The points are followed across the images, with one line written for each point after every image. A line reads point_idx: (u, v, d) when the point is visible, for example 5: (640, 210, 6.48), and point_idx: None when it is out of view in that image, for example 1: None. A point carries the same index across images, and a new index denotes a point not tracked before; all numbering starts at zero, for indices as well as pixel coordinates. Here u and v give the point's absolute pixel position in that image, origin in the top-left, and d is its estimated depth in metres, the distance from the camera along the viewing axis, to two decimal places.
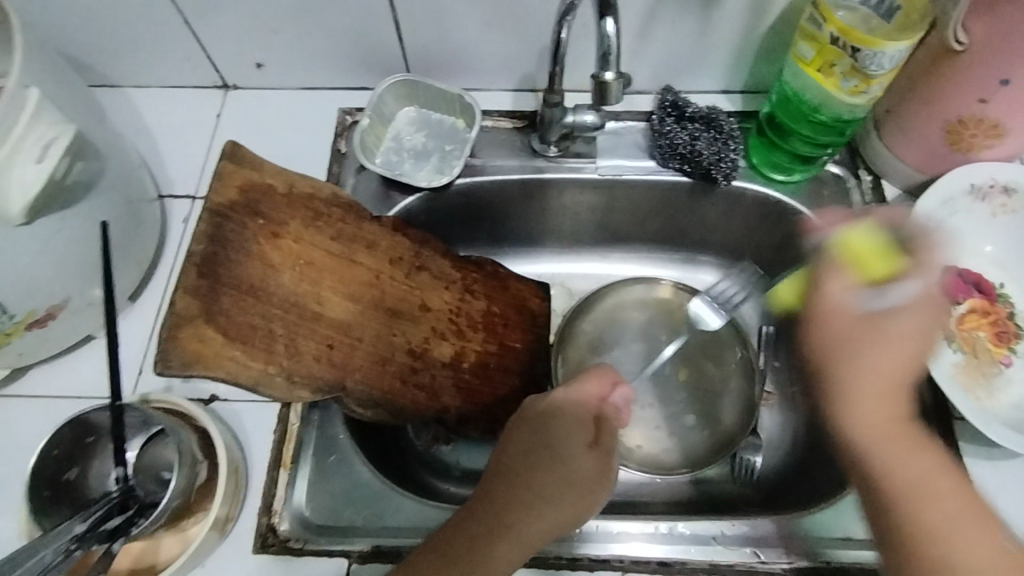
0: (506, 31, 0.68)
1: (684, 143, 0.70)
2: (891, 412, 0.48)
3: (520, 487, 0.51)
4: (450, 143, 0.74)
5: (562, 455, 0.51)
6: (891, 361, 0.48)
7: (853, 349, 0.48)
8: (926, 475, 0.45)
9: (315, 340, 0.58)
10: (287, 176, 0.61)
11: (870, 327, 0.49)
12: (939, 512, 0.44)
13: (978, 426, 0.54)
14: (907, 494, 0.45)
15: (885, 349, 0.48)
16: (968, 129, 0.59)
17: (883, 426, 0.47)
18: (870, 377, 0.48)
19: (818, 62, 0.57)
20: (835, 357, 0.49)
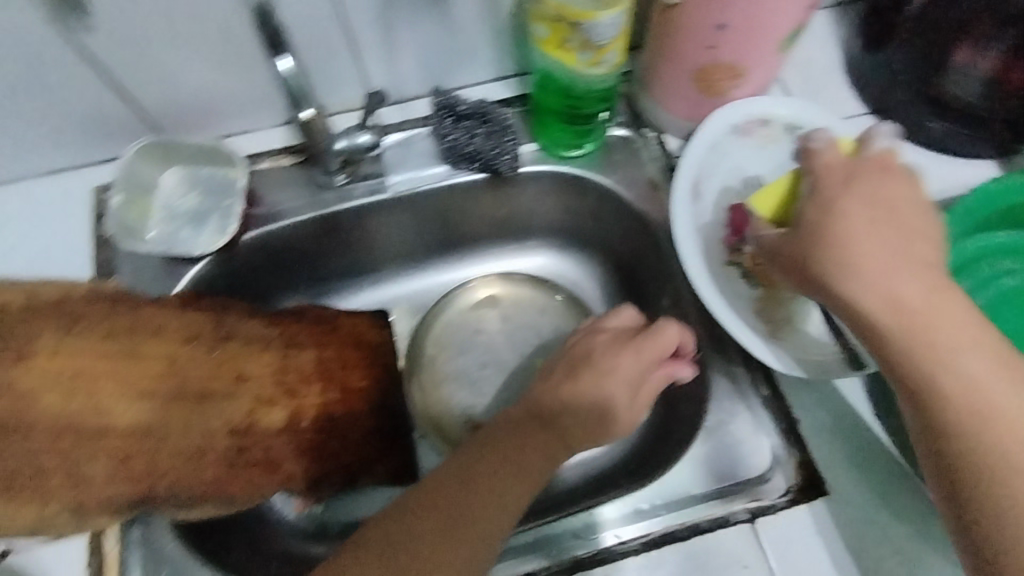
0: (243, 70, 0.63)
1: (464, 142, 0.68)
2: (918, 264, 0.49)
3: (548, 438, 0.55)
4: (226, 198, 0.68)
5: (583, 410, 0.56)
6: (883, 229, 0.50)
7: (888, 223, 0.50)
8: (973, 365, 0.46)
9: (104, 458, 0.54)
10: (25, 288, 0.55)
11: (877, 210, 0.51)
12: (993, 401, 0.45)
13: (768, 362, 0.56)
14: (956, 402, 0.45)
15: (909, 220, 0.52)
16: (712, 75, 0.60)
17: (916, 320, 0.47)
18: (881, 282, 0.48)
19: (555, 40, 0.56)
20: (868, 270, 0.49)
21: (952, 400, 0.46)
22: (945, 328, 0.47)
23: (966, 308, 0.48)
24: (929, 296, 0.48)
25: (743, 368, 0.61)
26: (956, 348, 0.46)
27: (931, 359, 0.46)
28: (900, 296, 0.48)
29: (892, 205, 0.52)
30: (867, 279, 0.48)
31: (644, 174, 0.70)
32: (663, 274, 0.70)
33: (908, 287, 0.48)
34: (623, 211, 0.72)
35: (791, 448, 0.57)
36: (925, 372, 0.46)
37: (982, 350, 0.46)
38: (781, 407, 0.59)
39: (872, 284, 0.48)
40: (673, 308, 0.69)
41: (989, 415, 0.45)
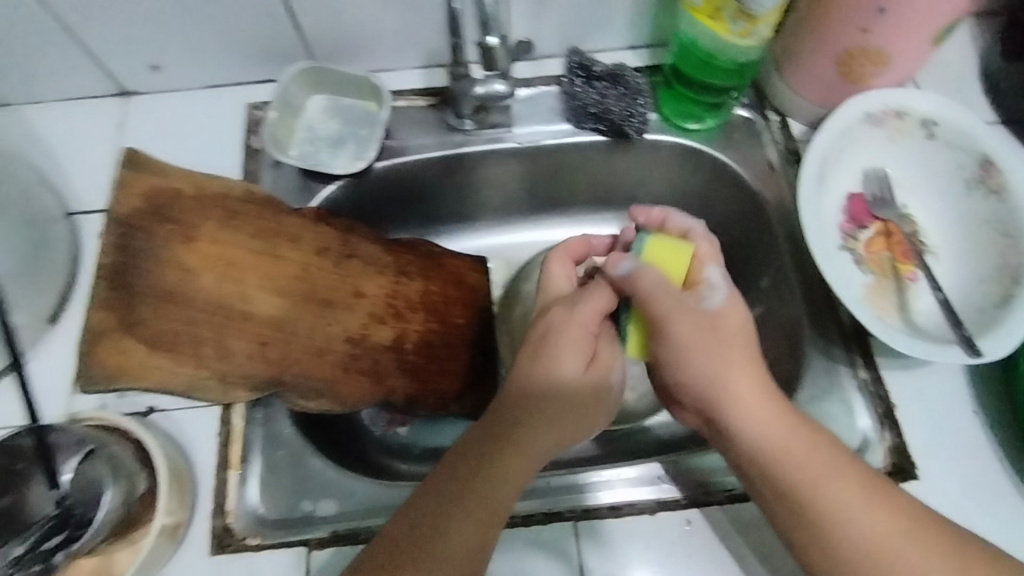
0: (403, 9, 0.68)
1: (594, 101, 0.72)
2: (757, 380, 0.53)
3: (539, 411, 0.53)
4: (365, 128, 0.73)
5: (562, 377, 0.53)
6: (749, 361, 0.53)
7: (705, 352, 0.53)
8: (834, 469, 0.50)
9: (246, 339, 0.59)
10: (196, 179, 0.61)
11: (714, 333, 0.53)
12: (846, 493, 0.50)
13: (890, 343, 0.56)
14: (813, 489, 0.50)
15: (734, 349, 0.53)
16: (856, 60, 0.61)
17: (764, 412, 0.52)
18: (739, 378, 0.53)
19: (708, 8, 0.58)
20: (720, 364, 0.53)
21: (808, 518, 0.50)
22: (789, 425, 0.51)
23: (813, 443, 0.51)
24: (760, 386, 0.53)
25: (842, 350, 0.62)
26: (800, 484, 0.50)
27: (772, 459, 0.51)
28: (761, 439, 0.51)
29: (730, 337, 0.53)
30: (745, 415, 0.52)
31: (763, 155, 0.71)
32: (769, 255, 0.71)
33: (774, 424, 0.51)
34: (736, 189, 0.73)
35: (886, 433, 0.58)
36: (773, 470, 0.51)
37: (825, 482, 0.50)
38: (878, 392, 0.60)
39: (727, 373, 0.52)
40: (773, 289, 0.71)
41: (842, 515, 0.49)
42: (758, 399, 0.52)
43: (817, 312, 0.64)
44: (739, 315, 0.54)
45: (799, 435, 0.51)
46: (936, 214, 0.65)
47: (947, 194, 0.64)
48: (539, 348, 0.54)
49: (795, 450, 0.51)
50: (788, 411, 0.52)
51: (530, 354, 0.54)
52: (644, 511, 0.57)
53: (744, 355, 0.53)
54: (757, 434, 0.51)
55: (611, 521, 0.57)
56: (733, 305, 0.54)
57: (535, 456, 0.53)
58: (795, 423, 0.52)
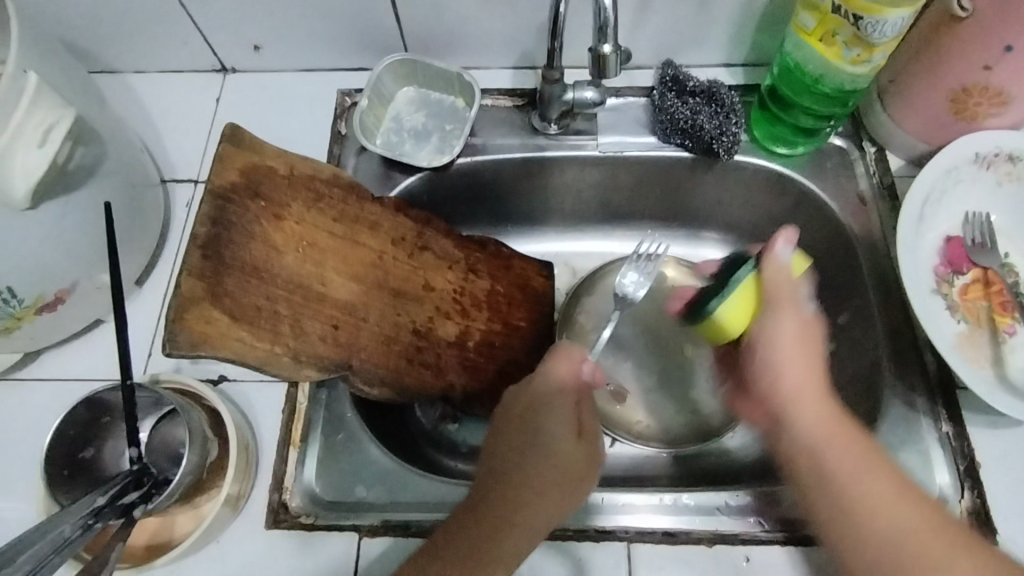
0: (503, 9, 0.68)
1: (685, 117, 0.69)
2: (824, 396, 0.51)
3: (524, 476, 0.51)
4: (450, 123, 0.74)
5: (545, 441, 0.52)
6: (817, 372, 0.51)
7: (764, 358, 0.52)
8: (859, 459, 0.47)
9: (320, 321, 0.59)
10: (288, 158, 0.62)
11: (772, 344, 0.52)
12: (879, 488, 0.46)
13: (986, 399, 0.52)
14: (840, 476, 0.47)
15: (801, 352, 0.51)
16: (973, 98, 0.58)
17: (821, 416, 0.49)
18: (797, 374, 0.51)
19: (820, 32, 0.56)
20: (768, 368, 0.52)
21: (843, 507, 0.46)
22: (845, 434, 0.49)
23: (874, 463, 0.47)
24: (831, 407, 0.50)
25: (925, 400, 0.59)
26: (824, 467, 0.47)
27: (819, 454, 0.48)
28: (823, 441, 0.48)
29: (800, 355, 0.51)
30: (790, 404, 0.50)
31: (854, 187, 0.69)
32: (848, 292, 0.68)
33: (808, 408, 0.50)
34: (821, 219, 0.70)
35: (966, 492, 0.55)
36: (823, 467, 0.47)
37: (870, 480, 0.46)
38: (961, 447, 0.56)
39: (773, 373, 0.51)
40: (848, 327, 0.68)
41: (861, 502, 0.45)
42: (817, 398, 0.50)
43: (900, 356, 0.61)
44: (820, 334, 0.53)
45: (850, 436, 0.48)
46: None
47: None
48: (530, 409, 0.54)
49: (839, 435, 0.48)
50: (851, 425, 0.49)
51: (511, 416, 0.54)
52: (699, 542, 0.55)
53: (816, 372, 0.51)
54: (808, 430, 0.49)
55: (664, 547, 0.55)
56: (806, 329, 0.52)
57: (522, 523, 0.50)
58: (854, 436, 0.48)
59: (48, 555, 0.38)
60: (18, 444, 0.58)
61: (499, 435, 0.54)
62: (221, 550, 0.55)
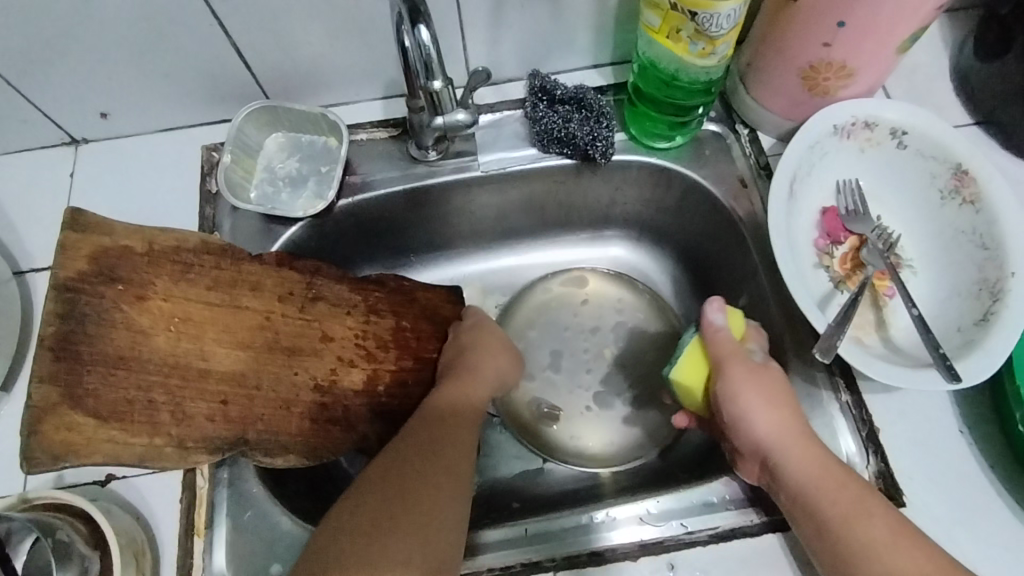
0: (354, 42, 0.66)
1: (557, 126, 0.68)
2: (805, 440, 0.53)
3: (460, 480, 0.53)
4: (325, 165, 0.71)
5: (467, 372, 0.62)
6: (795, 418, 0.55)
7: (762, 402, 0.55)
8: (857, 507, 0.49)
9: (205, 400, 0.56)
10: (144, 233, 0.58)
11: (756, 376, 0.56)
12: (881, 535, 0.47)
13: (867, 371, 0.52)
14: (845, 527, 0.48)
15: (783, 407, 0.55)
16: (821, 74, 0.59)
17: (806, 459, 0.52)
18: (778, 427, 0.54)
19: (665, 29, 0.56)
20: (766, 415, 0.54)
21: (842, 555, 0.48)
22: (836, 483, 0.50)
23: (862, 499, 0.49)
24: (817, 449, 0.53)
25: (824, 372, 0.59)
26: (842, 521, 0.48)
27: (824, 504, 0.49)
28: (804, 479, 0.51)
29: (780, 399, 0.55)
30: (789, 458, 0.52)
31: (733, 170, 0.69)
32: (744, 275, 0.69)
33: (794, 454, 0.52)
34: (707, 206, 0.71)
35: (871, 457, 0.56)
36: (836, 523, 0.48)
37: (870, 525, 0.48)
38: (861, 414, 0.57)
39: (766, 426, 0.54)
40: (750, 309, 0.69)
41: (873, 545, 0.47)
42: (794, 435, 0.53)
43: (796, 332, 0.62)
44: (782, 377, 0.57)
45: (845, 488, 0.50)
46: (912, 224, 0.63)
47: (922, 204, 0.62)
48: (454, 419, 0.57)
49: (831, 482, 0.50)
50: (842, 470, 0.52)
51: (447, 411, 0.58)
52: (626, 557, 0.55)
53: (801, 425, 0.54)
54: (795, 477, 0.51)
55: (592, 568, 0.55)
56: (765, 375, 0.56)
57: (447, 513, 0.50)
58: (843, 482, 0.50)
59: None
60: None
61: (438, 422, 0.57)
62: None
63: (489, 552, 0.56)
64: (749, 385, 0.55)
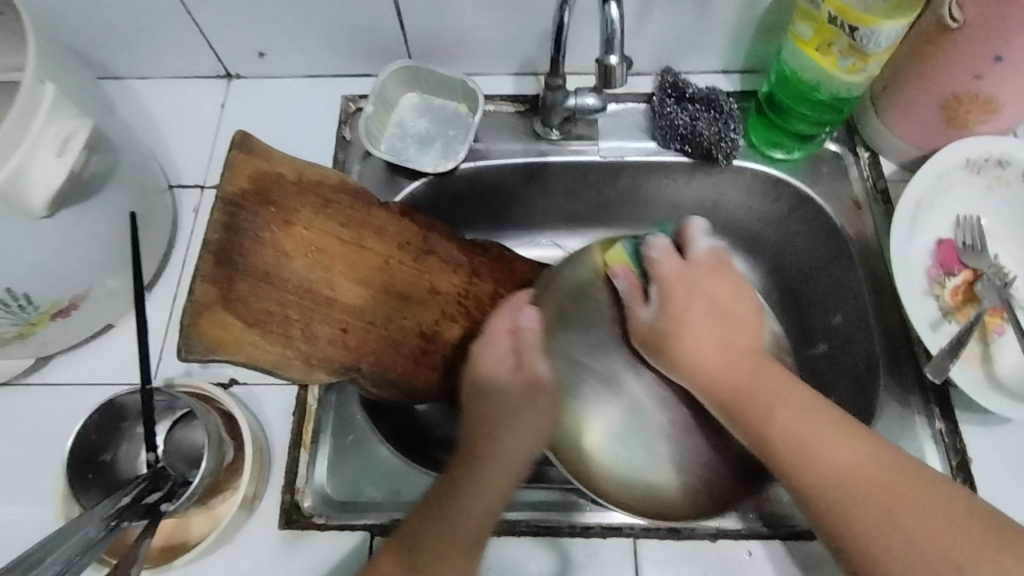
0: (507, 16, 0.69)
1: (684, 123, 0.70)
2: (717, 346, 0.56)
3: (491, 491, 0.51)
4: (454, 128, 0.75)
5: (493, 393, 0.57)
6: (716, 348, 0.56)
7: (668, 341, 0.58)
8: (792, 409, 0.51)
9: (329, 325, 0.61)
10: (297, 165, 0.63)
11: (661, 336, 0.58)
12: (820, 435, 0.49)
13: (978, 398, 0.55)
14: (769, 428, 0.51)
15: (693, 329, 0.57)
16: (964, 106, 0.60)
17: (717, 363, 0.56)
18: (694, 342, 0.57)
19: (816, 41, 0.58)
20: (677, 340, 0.57)
21: (779, 466, 0.50)
22: (762, 385, 0.54)
23: (788, 400, 0.52)
24: (739, 354, 0.56)
25: (919, 399, 0.61)
26: (762, 420, 0.52)
27: (754, 411, 0.53)
28: (717, 388, 0.55)
29: (696, 337, 0.57)
30: (693, 367, 0.56)
31: (848, 191, 0.70)
32: (844, 293, 0.70)
33: (705, 365, 0.56)
34: (817, 222, 0.72)
35: (958, 486, 0.57)
36: (767, 425, 0.52)
37: (776, 414, 0.52)
38: (954, 444, 0.59)
39: (683, 344, 0.57)
40: (844, 328, 0.69)
41: (826, 465, 0.48)
42: (727, 345, 0.57)
43: (895, 356, 0.63)
44: (730, 268, 0.62)
45: (758, 385, 0.54)
46: None
47: None
48: (491, 446, 0.54)
49: (748, 382, 0.54)
50: (766, 372, 0.54)
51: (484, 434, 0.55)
52: (703, 538, 0.57)
53: (723, 338, 0.57)
54: (704, 386, 0.56)
55: (669, 542, 0.57)
56: (648, 323, 0.59)
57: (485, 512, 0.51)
58: (762, 385, 0.54)
59: (74, 555, 0.40)
60: (35, 449, 0.59)
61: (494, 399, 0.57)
62: (237, 550, 0.56)
63: (567, 511, 0.59)
64: (645, 329, 0.59)
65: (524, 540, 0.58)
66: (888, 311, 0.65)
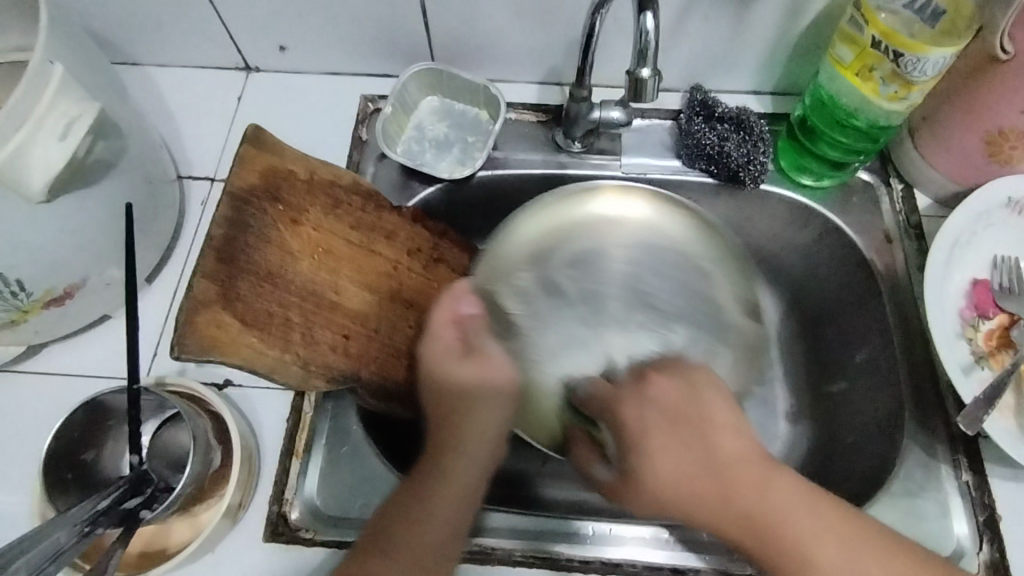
0: (535, 22, 0.67)
1: (712, 143, 0.68)
2: (754, 475, 0.48)
3: (463, 479, 0.53)
4: (472, 135, 0.72)
5: (449, 382, 0.57)
6: (731, 461, 0.49)
7: (718, 503, 0.48)
8: (800, 507, 0.47)
9: (331, 331, 0.58)
10: (309, 163, 0.61)
11: (701, 483, 0.48)
12: (831, 550, 0.46)
13: (1011, 452, 0.52)
14: (802, 554, 0.46)
15: (743, 469, 0.49)
16: (1009, 141, 0.57)
17: (779, 504, 0.47)
18: (741, 498, 0.47)
19: (857, 66, 0.55)
20: (737, 514, 0.47)
21: None
22: (784, 486, 0.48)
23: (805, 501, 0.48)
24: (783, 484, 0.48)
25: (946, 448, 0.58)
26: (776, 543, 0.47)
27: (777, 541, 0.47)
28: (730, 524, 0.48)
29: (740, 496, 0.48)
30: (720, 521, 0.48)
31: (879, 223, 0.67)
32: (868, 331, 0.67)
33: (701, 502, 0.48)
34: (844, 254, 0.69)
35: (984, 544, 0.54)
36: (784, 563, 0.46)
37: (777, 492, 0.48)
38: (981, 498, 0.56)
39: (770, 518, 0.47)
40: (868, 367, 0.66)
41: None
42: (716, 463, 0.49)
43: (921, 401, 0.60)
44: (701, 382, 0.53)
45: (785, 498, 0.48)
46: None
47: None
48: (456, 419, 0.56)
49: (788, 516, 0.47)
50: (764, 466, 0.49)
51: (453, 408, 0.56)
52: None
53: (766, 473, 0.49)
54: (767, 536, 0.47)
55: None
56: (688, 470, 0.49)
57: (458, 502, 0.52)
58: (780, 485, 0.48)
59: (40, 565, 0.37)
60: (19, 441, 0.57)
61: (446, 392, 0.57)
62: (218, 561, 0.54)
63: (566, 541, 0.56)
64: (739, 483, 0.48)
65: (519, 571, 0.55)
66: (917, 353, 0.62)
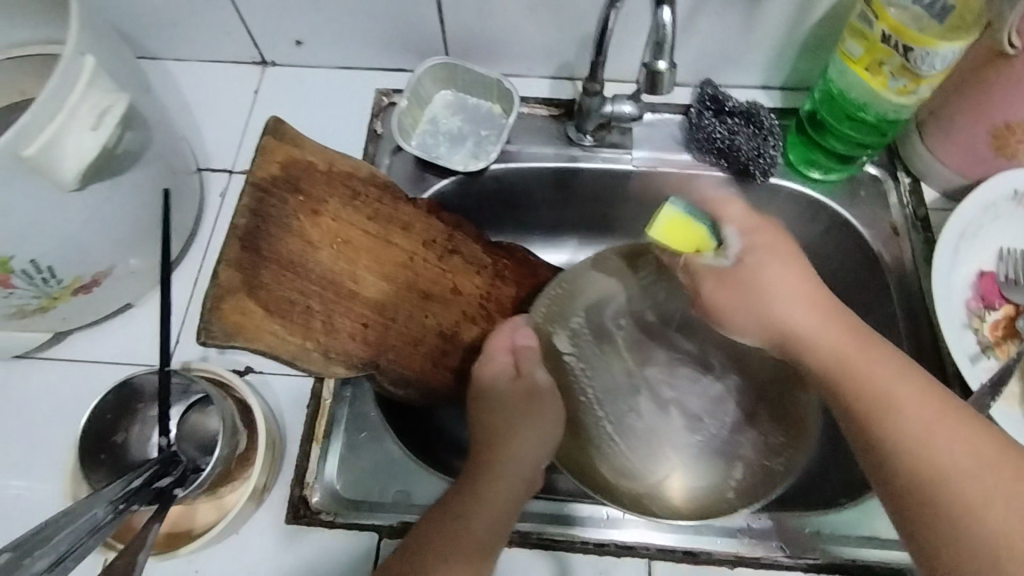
0: (549, 17, 0.68)
1: (722, 137, 0.69)
2: (846, 328, 0.49)
3: (501, 501, 0.53)
4: (486, 128, 0.74)
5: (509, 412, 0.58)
6: (840, 321, 0.50)
7: (843, 360, 0.47)
8: (920, 394, 0.44)
9: (351, 319, 0.60)
10: (329, 155, 0.62)
11: (804, 302, 0.50)
12: (955, 445, 0.42)
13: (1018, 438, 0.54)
14: (923, 441, 0.42)
15: (834, 321, 0.49)
16: (1015, 135, 0.59)
17: (882, 374, 0.45)
18: (873, 370, 0.46)
19: (867, 59, 0.56)
20: (868, 378, 0.46)
21: (917, 478, 0.42)
22: (887, 366, 0.46)
23: (929, 392, 0.44)
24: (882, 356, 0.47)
25: None
26: (887, 415, 0.44)
27: (881, 415, 0.44)
28: (840, 374, 0.47)
29: (836, 349, 0.48)
30: (825, 360, 0.48)
31: (887, 216, 0.68)
32: (876, 322, 0.68)
33: (834, 351, 0.48)
34: (852, 246, 0.70)
35: None
36: (878, 435, 0.44)
37: (903, 409, 0.44)
38: None
39: (886, 391, 0.45)
40: None
41: (960, 478, 0.41)
42: (838, 318, 0.50)
43: None
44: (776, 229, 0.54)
45: (911, 386, 0.45)
46: None
47: None
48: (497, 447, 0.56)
49: (925, 399, 0.44)
50: (879, 344, 0.48)
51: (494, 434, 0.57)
52: (720, 563, 0.56)
53: (862, 337, 0.48)
54: (873, 389, 0.45)
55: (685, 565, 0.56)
56: (793, 281, 0.52)
57: (496, 523, 0.51)
58: (879, 352, 0.47)
59: (80, 538, 0.39)
60: (47, 425, 0.58)
61: (498, 408, 0.58)
62: (242, 541, 0.55)
63: (580, 525, 0.57)
64: (874, 369, 0.46)
65: (535, 553, 0.56)
66: (924, 342, 0.63)
